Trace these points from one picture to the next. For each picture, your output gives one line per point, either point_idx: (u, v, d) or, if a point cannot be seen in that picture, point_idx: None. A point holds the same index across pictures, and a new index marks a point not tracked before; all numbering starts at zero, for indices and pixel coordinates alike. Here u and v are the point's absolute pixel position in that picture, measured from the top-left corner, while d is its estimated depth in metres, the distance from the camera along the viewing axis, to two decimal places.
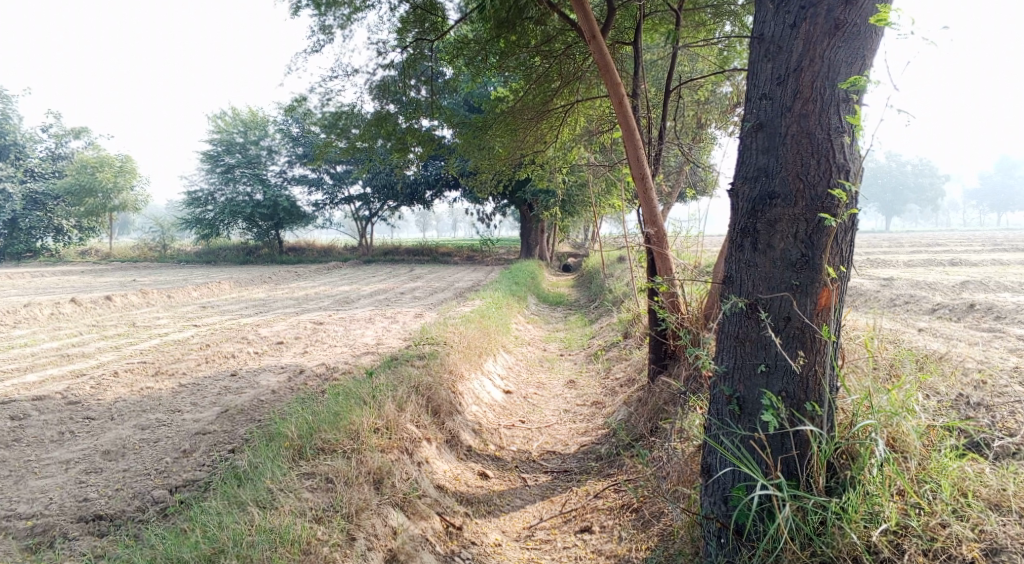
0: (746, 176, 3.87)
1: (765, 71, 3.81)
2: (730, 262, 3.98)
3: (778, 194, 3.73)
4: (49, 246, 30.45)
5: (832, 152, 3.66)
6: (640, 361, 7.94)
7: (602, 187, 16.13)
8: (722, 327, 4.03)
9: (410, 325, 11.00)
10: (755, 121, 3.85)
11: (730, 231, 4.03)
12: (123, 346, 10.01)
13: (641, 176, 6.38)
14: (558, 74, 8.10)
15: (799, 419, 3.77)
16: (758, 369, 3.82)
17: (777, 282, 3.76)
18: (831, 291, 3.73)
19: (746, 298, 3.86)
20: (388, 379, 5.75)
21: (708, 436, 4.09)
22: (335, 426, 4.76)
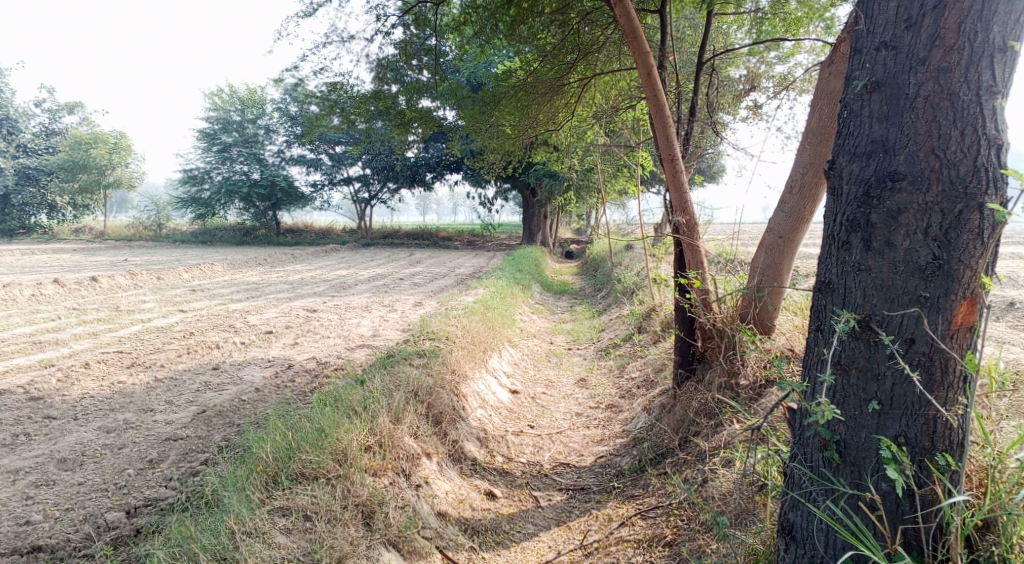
0: (856, 152, 3.21)
1: (888, 11, 3.13)
2: (831, 261, 3.33)
3: (902, 176, 3.08)
4: (43, 223, 29.82)
5: (981, 120, 3.01)
6: (659, 360, 7.27)
7: (611, 172, 15.43)
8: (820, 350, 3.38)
9: (409, 315, 10.33)
10: (870, 79, 3.19)
11: (829, 223, 3.37)
12: (101, 333, 9.35)
13: (670, 158, 5.71)
14: (575, 46, 7.36)
15: (925, 475, 3.12)
16: (868, 408, 3.18)
17: (898, 290, 3.11)
18: (969, 306, 3.06)
19: (855, 311, 3.21)
20: (384, 382, 5.10)
21: (794, 487, 3.45)
22: (317, 447, 4.09)
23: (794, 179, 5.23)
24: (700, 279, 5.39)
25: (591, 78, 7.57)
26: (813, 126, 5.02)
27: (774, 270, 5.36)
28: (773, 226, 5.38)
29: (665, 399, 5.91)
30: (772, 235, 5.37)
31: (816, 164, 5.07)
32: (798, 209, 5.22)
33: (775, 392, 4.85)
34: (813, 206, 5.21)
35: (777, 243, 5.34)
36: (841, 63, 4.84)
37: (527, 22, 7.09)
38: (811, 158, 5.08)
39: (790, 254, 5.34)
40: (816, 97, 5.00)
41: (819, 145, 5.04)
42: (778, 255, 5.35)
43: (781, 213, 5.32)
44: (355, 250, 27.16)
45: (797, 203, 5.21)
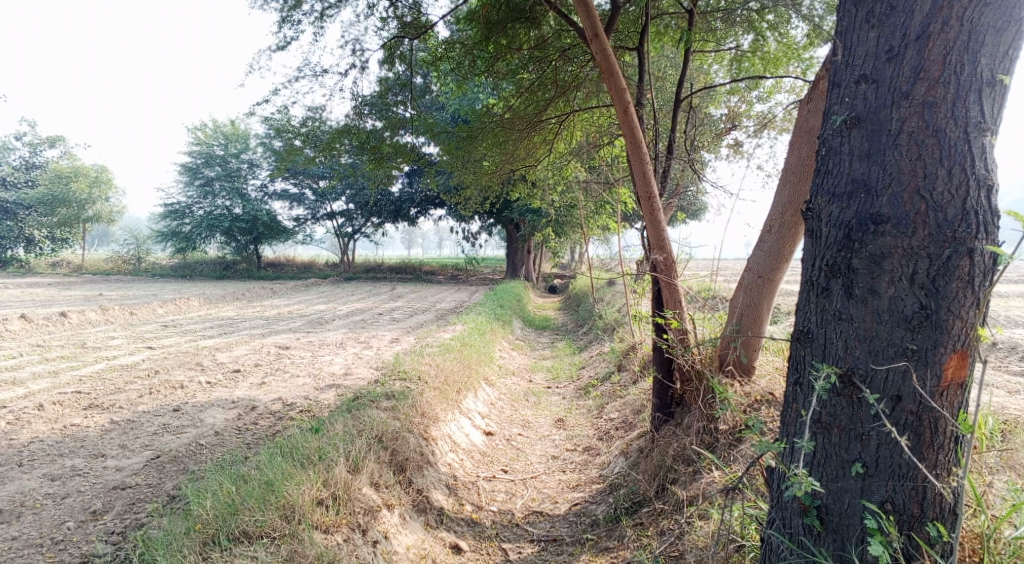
0: (835, 192, 3.08)
1: (867, 43, 3.03)
2: (810, 309, 3.18)
3: (885, 218, 2.93)
4: (19, 256, 29.33)
5: (970, 159, 2.87)
6: (638, 401, 7.06)
7: (593, 208, 15.36)
8: (798, 406, 3.20)
9: (384, 352, 10.08)
10: (849, 114, 3.06)
11: (808, 267, 3.22)
12: (63, 370, 9.01)
13: (647, 195, 5.57)
14: (553, 83, 7.28)
15: (914, 548, 2.95)
16: (851, 470, 3.01)
17: (883, 342, 2.95)
18: (959, 361, 2.90)
19: (836, 365, 3.05)
20: (347, 428, 4.87)
21: (773, 554, 3.27)
22: (263, 504, 3.84)
23: (771, 219, 5.08)
24: (678, 319, 5.23)
25: (568, 115, 7.49)
26: (792, 164, 4.91)
27: (754, 311, 5.19)
28: (752, 266, 5.23)
29: (643, 442, 5.71)
30: (752, 275, 5.22)
31: (795, 203, 4.95)
32: (778, 249, 5.08)
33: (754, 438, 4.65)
34: (792, 245, 5.07)
35: (757, 283, 5.19)
36: (819, 101, 4.76)
37: (506, 57, 7.01)
38: (790, 196, 4.96)
39: (770, 295, 5.18)
40: (794, 135, 4.90)
41: (798, 184, 4.93)
42: (758, 296, 5.19)
43: (760, 253, 5.18)
44: (336, 284, 26.87)
45: (776, 243, 5.07)
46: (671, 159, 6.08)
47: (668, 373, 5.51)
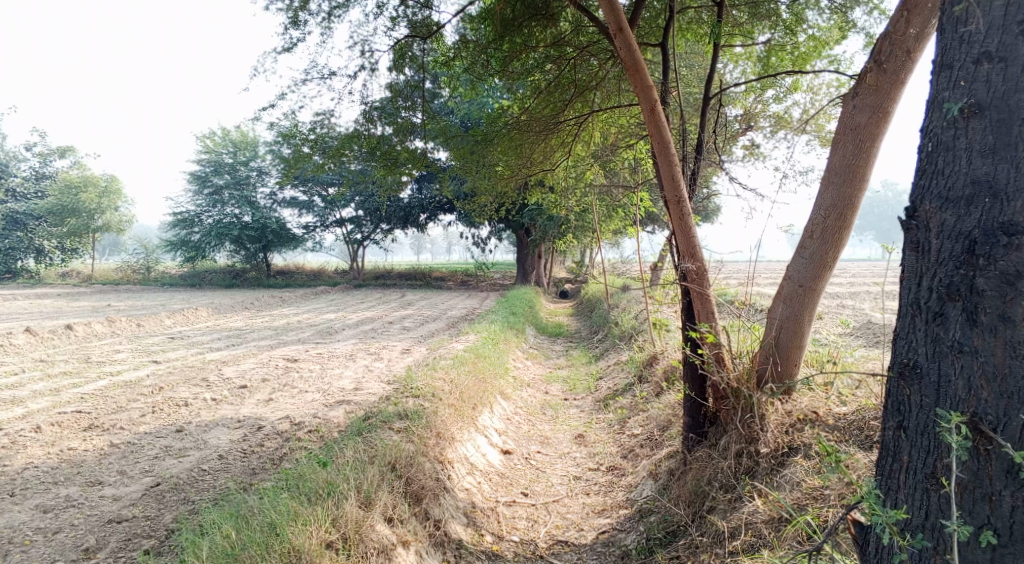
0: (949, 196, 2.88)
1: (986, 16, 2.83)
2: (918, 338, 2.99)
3: (1019, 229, 2.74)
4: (30, 267, 29.23)
5: None
6: (664, 417, 6.69)
7: (606, 212, 15.02)
8: (909, 464, 3.01)
9: (396, 365, 9.73)
10: (969, 101, 2.85)
11: (911, 288, 3.02)
12: (63, 388, 8.69)
13: (675, 199, 5.24)
14: (570, 82, 6.96)
15: None
16: (980, 538, 2.80)
17: (1018, 380, 2.74)
18: None
19: (960, 409, 2.84)
20: (357, 455, 4.55)
21: None
22: (265, 551, 3.54)
23: (814, 224, 4.75)
24: (713, 334, 4.84)
25: (587, 115, 7.10)
26: (837, 164, 4.60)
27: (795, 323, 4.82)
28: (791, 274, 4.87)
29: (673, 461, 5.40)
30: (791, 284, 4.85)
31: (840, 206, 4.62)
32: (819, 255, 4.72)
33: (798, 461, 4.34)
34: (836, 250, 4.72)
35: (797, 293, 4.82)
36: (867, 96, 4.45)
37: (521, 56, 6.71)
38: (835, 198, 4.63)
39: (812, 306, 4.82)
40: (838, 132, 4.58)
41: (843, 185, 4.60)
42: (799, 306, 4.83)
43: (800, 260, 4.81)
44: (345, 292, 26.58)
45: (819, 249, 4.71)
46: (699, 160, 5.73)
47: (702, 392, 5.15)
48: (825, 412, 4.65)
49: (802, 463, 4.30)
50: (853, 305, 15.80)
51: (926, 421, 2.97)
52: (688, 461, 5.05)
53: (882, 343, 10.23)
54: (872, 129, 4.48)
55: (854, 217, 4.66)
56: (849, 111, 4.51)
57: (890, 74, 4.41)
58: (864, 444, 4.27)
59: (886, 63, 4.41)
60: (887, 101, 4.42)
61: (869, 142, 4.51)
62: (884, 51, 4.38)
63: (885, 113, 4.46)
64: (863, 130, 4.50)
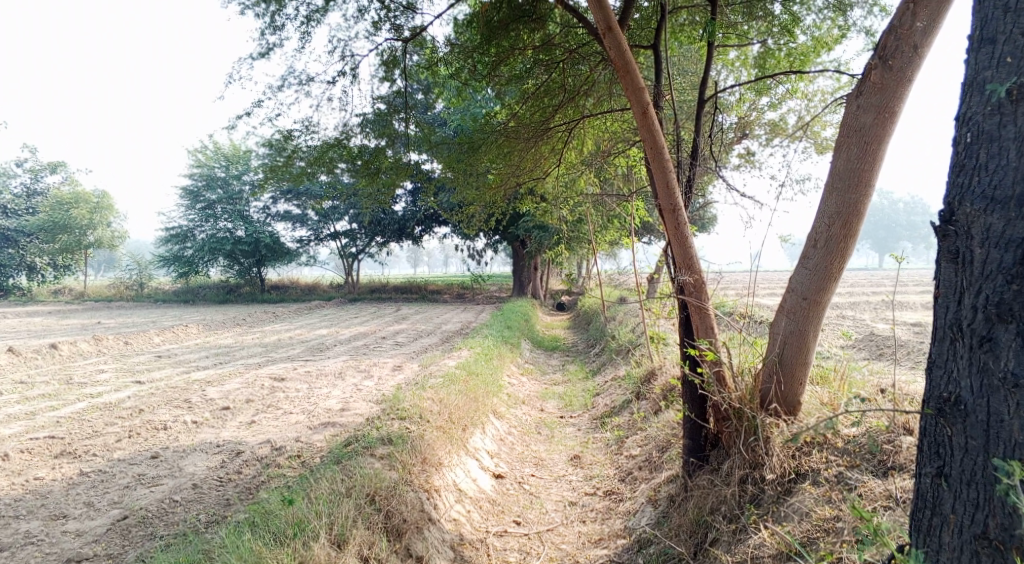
0: (995, 197, 2.79)
1: None
2: (963, 366, 2.88)
3: None
4: (22, 284, 28.94)
5: None
6: (662, 437, 6.42)
7: (602, 223, 14.78)
8: (958, 522, 2.89)
9: (386, 384, 9.43)
10: (1015, 87, 2.77)
11: (952, 308, 2.91)
12: (40, 411, 8.37)
13: (671, 209, 4.98)
14: (562, 88, 6.74)
15: None
16: None
17: None
18: None
19: (1016, 453, 2.75)
20: (329, 494, 4.32)
21: None
22: None
23: (817, 231, 4.49)
24: (714, 353, 4.59)
25: (580, 122, 6.85)
26: (840, 168, 4.36)
27: (799, 338, 4.55)
28: (795, 286, 4.60)
29: (674, 487, 5.15)
30: (795, 297, 4.58)
31: (845, 213, 4.37)
32: (824, 265, 4.46)
33: (807, 489, 4.10)
34: (841, 260, 4.46)
35: (801, 305, 4.56)
36: (871, 95, 4.21)
37: (508, 62, 6.50)
38: (839, 204, 4.38)
39: (817, 319, 4.54)
40: (841, 134, 4.34)
41: (848, 190, 4.36)
42: (803, 320, 4.56)
43: (803, 271, 4.55)
44: (339, 306, 26.30)
45: (823, 259, 4.45)
46: (696, 165, 5.46)
47: (703, 413, 4.91)
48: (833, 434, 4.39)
49: (811, 491, 4.06)
50: (854, 315, 15.57)
51: (971, 467, 2.87)
52: (688, 486, 4.82)
53: (885, 355, 9.98)
54: (878, 130, 4.24)
55: (860, 224, 4.41)
56: (853, 112, 4.27)
57: (896, 72, 4.19)
58: (876, 469, 4.00)
59: (891, 60, 4.18)
60: (892, 100, 4.18)
61: (874, 145, 4.27)
62: (889, 47, 4.16)
63: (890, 113, 4.23)
64: (868, 132, 4.26)
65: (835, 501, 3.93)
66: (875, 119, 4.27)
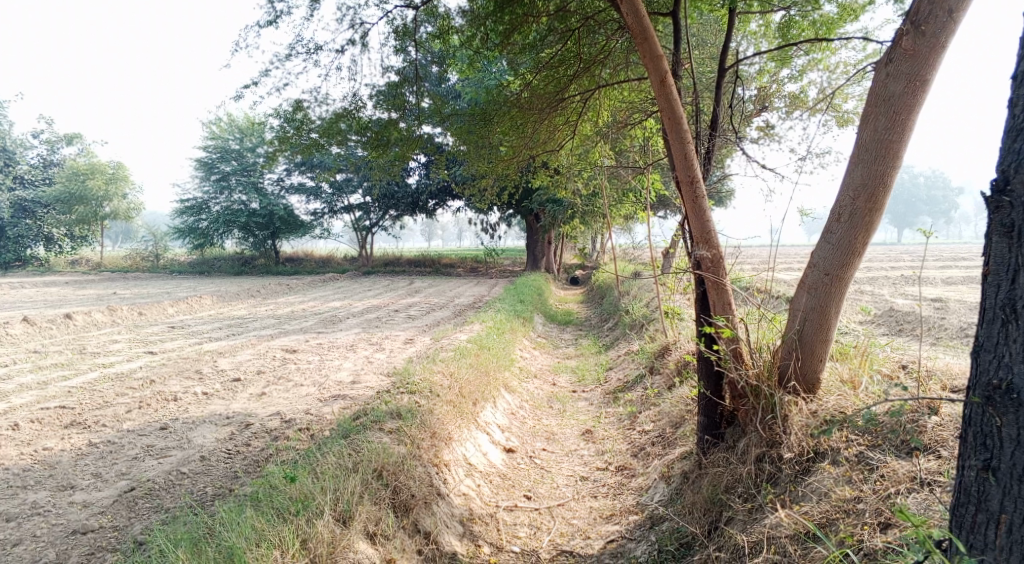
0: None
1: None
2: (1015, 351, 2.88)
3: None
4: (40, 255, 29.18)
5: None
6: (676, 412, 6.31)
7: (617, 196, 14.56)
8: (1007, 516, 2.88)
9: (397, 357, 9.36)
10: None
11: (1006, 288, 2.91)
12: (52, 381, 8.37)
13: (689, 180, 4.80)
14: (577, 57, 6.49)
15: None
16: None
17: None
18: None
19: None
20: (337, 472, 4.24)
21: None
22: None
23: (840, 205, 4.29)
24: (731, 330, 4.48)
25: (595, 92, 6.61)
26: (867, 139, 4.15)
27: (820, 315, 4.39)
28: (816, 261, 4.42)
29: (687, 464, 5.06)
30: (816, 273, 4.41)
31: (871, 186, 4.18)
32: (847, 241, 4.27)
33: (826, 468, 3.99)
34: (866, 236, 4.27)
35: (823, 282, 4.38)
36: (901, 62, 3.99)
37: (521, 30, 6.28)
38: (865, 177, 4.19)
39: (838, 297, 4.36)
40: (868, 104, 4.13)
41: (874, 162, 4.16)
42: (824, 297, 4.39)
43: (825, 246, 4.37)
44: (353, 279, 26.30)
45: (846, 234, 4.26)
46: (715, 136, 5.25)
47: (719, 390, 4.78)
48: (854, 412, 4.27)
49: (830, 471, 3.94)
50: (872, 291, 15.34)
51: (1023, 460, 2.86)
52: (702, 464, 4.72)
53: (905, 332, 9.79)
54: (907, 99, 4.03)
55: (886, 198, 4.21)
56: (881, 79, 4.06)
57: (929, 38, 3.97)
58: (898, 449, 3.88)
59: (923, 24, 3.96)
60: (924, 67, 3.97)
61: (904, 114, 4.06)
62: (922, 11, 3.94)
63: (921, 81, 4.01)
64: (897, 101, 4.05)
65: (856, 482, 3.81)
66: (905, 87, 4.06)
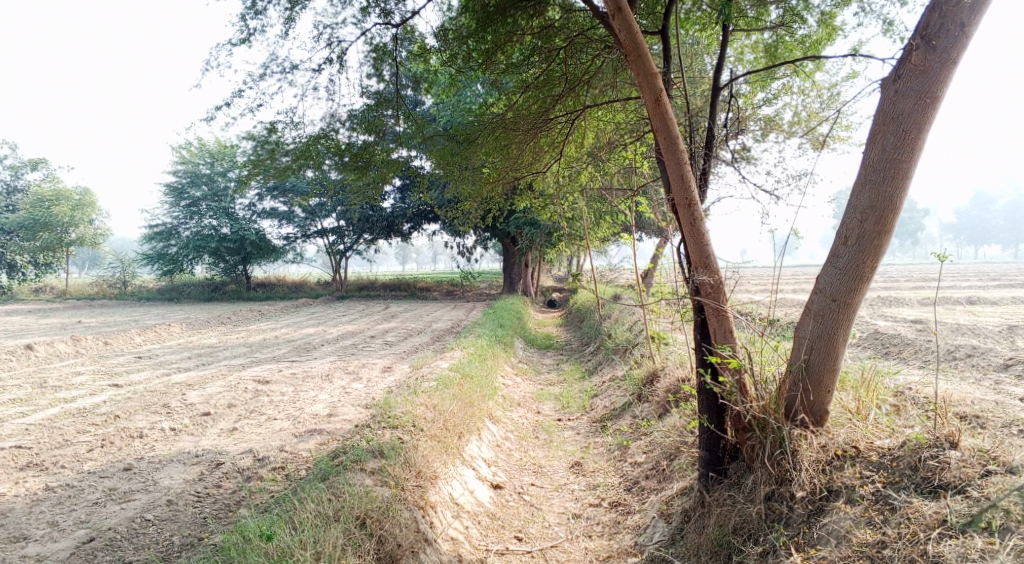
0: None
1: None
2: None
3: None
4: (1, 282, 28.29)
5: None
6: (670, 444, 6.08)
7: (598, 219, 14.41)
8: None
9: (376, 387, 9.00)
10: None
11: None
12: (8, 417, 7.88)
13: (686, 202, 4.63)
14: (561, 77, 6.31)
15: None
16: None
17: None
18: None
19: None
20: (313, 523, 4.01)
21: None
22: None
23: (849, 228, 4.20)
24: (736, 361, 4.31)
25: (581, 112, 6.40)
26: (876, 158, 4.12)
27: (828, 343, 4.23)
28: (823, 287, 4.28)
29: (687, 501, 4.86)
30: (823, 299, 4.26)
31: (880, 207, 4.11)
32: (856, 265, 4.16)
33: (842, 508, 3.92)
34: (874, 260, 4.16)
35: (830, 308, 4.24)
36: (912, 79, 4.02)
37: (505, 49, 6.17)
38: (873, 197, 4.12)
39: (846, 324, 4.22)
40: (878, 121, 4.12)
41: (884, 182, 4.11)
42: (832, 324, 4.24)
43: (832, 271, 4.24)
44: (328, 304, 25.84)
45: (856, 257, 4.15)
46: (710, 155, 5.08)
47: (721, 424, 4.59)
48: (867, 445, 4.17)
49: (848, 511, 3.88)
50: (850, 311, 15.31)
51: None
52: (705, 501, 4.55)
53: (890, 354, 9.69)
54: (917, 117, 4.04)
55: (894, 221, 4.14)
56: (892, 95, 4.07)
57: (937, 57, 4.02)
58: (919, 486, 3.80)
59: (934, 39, 4.03)
60: (934, 85, 4.00)
61: (913, 132, 4.06)
62: (933, 26, 4.01)
63: (930, 101, 4.03)
64: (907, 119, 4.06)
65: (877, 523, 3.76)
66: (914, 106, 4.08)
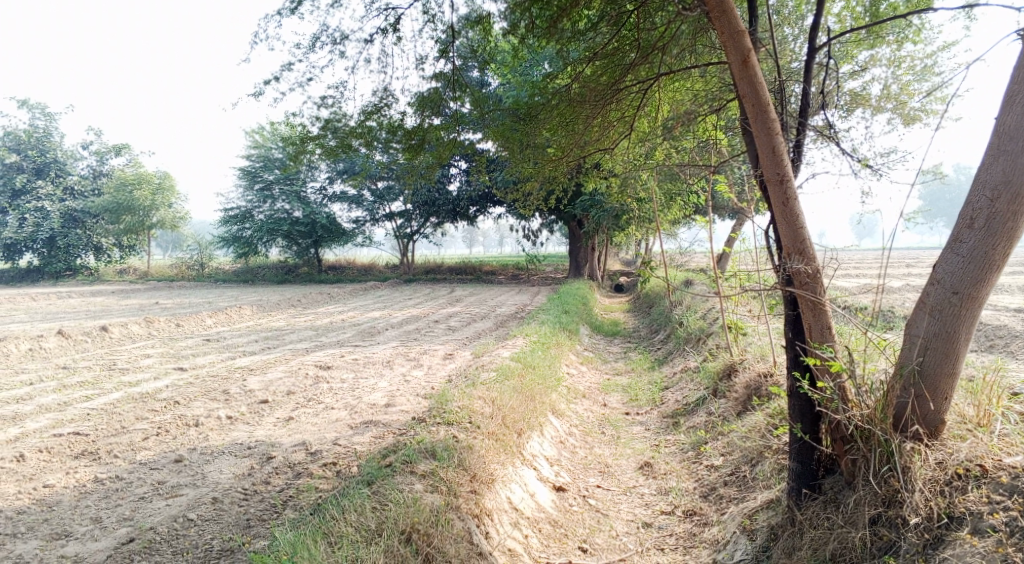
0: None
1: None
2: None
3: None
4: (89, 264, 29.52)
5: None
6: (752, 448, 5.52)
7: (669, 200, 13.68)
8: None
9: (435, 375, 8.66)
10: None
11: None
12: (73, 401, 7.90)
13: (778, 179, 4.08)
14: (633, 46, 5.73)
15: None
16: None
17: None
18: None
19: None
20: (361, 545, 3.80)
21: None
22: None
23: (978, 207, 3.57)
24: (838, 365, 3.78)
25: (655, 82, 5.80)
26: (1015, 123, 3.49)
27: (946, 343, 3.63)
28: (940, 277, 3.67)
29: (774, 518, 4.37)
30: (942, 291, 3.65)
31: (1017, 181, 3.49)
32: (983, 251, 3.55)
33: (967, 540, 3.38)
34: (1007, 246, 3.54)
35: (950, 301, 3.62)
36: None
37: (572, 13, 5.63)
38: (1010, 169, 3.50)
39: (969, 320, 3.60)
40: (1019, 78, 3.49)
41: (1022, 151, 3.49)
42: (952, 320, 3.63)
43: (953, 258, 3.63)
44: (394, 288, 25.87)
45: (984, 242, 3.54)
46: (806, 126, 4.51)
47: (816, 433, 4.13)
48: (994, 464, 3.56)
49: (976, 546, 3.34)
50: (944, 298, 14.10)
51: None
52: (797, 520, 4.08)
53: (997, 349, 8.72)
54: None
55: None
56: None
57: None
58: None
59: None
60: None
61: None
62: None
63: None
64: None
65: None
66: None
